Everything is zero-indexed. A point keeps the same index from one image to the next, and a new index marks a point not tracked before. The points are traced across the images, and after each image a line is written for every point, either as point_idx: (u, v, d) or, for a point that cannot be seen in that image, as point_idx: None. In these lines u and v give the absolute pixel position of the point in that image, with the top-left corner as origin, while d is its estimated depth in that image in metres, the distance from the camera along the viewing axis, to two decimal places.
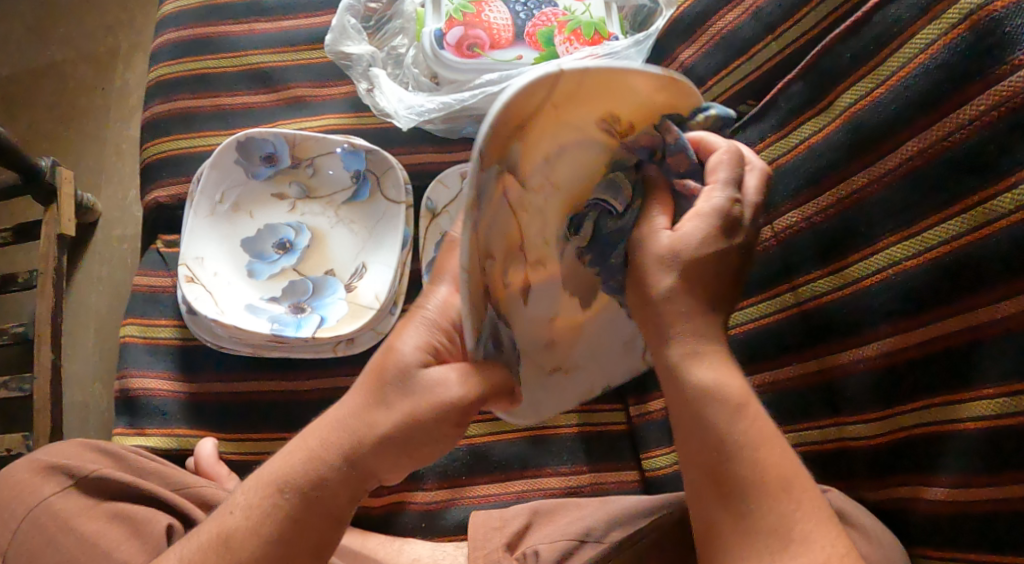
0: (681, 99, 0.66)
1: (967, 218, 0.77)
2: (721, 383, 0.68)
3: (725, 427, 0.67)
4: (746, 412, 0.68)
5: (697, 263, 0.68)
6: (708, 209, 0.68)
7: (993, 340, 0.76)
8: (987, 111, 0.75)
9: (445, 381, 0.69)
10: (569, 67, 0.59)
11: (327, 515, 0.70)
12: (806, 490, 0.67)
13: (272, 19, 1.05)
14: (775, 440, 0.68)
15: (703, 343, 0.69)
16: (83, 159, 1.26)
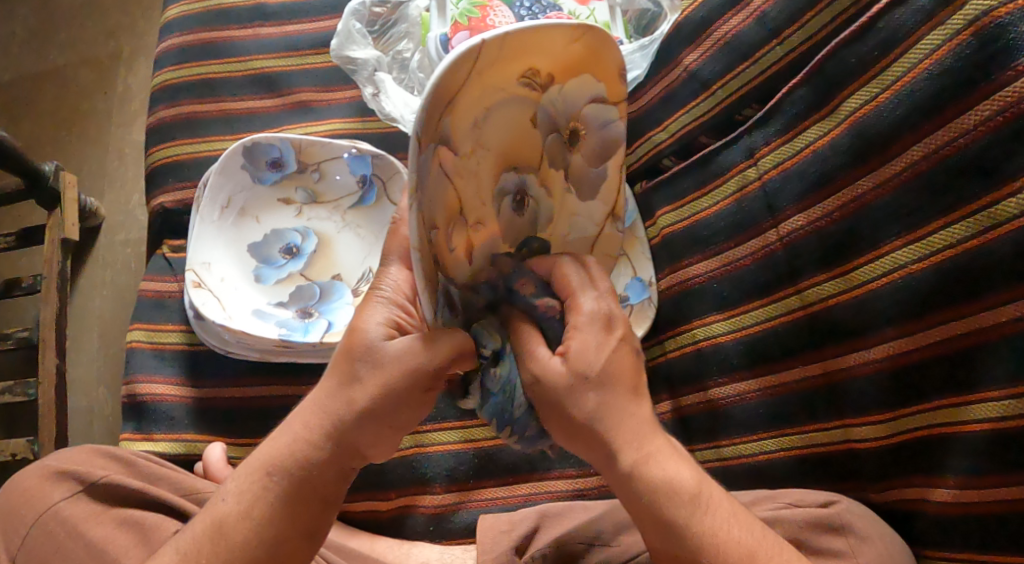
0: (597, 50, 0.66)
1: (971, 222, 0.77)
2: (673, 475, 0.69)
3: (688, 520, 0.68)
4: (700, 502, 0.69)
5: (609, 368, 0.69)
6: (587, 312, 0.69)
7: (997, 343, 0.77)
8: (992, 116, 0.76)
9: (409, 352, 0.70)
10: (491, 36, 0.60)
11: (316, 493, 0.72)
12: (774, 558, 0.69)
13: (276, 24, 1.05)
14: (732, 519, 0.70)
15: (644, 441, 0.69)
16: (85, 164, 1.26)
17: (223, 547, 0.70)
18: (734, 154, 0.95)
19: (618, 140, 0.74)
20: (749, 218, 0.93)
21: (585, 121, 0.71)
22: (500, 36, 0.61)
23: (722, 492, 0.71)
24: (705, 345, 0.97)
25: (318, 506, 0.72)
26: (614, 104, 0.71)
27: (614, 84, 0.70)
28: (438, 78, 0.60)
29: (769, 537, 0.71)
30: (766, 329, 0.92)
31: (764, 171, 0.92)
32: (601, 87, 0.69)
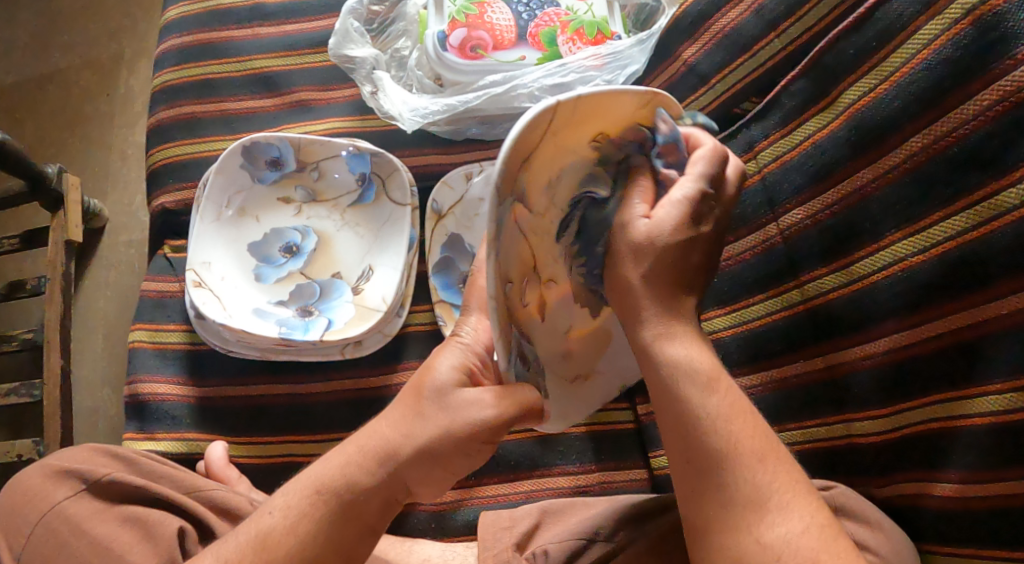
0: (660, 114, 0.69)
1: (971, 213, 0.77)
2: (691, 358, 0.70)
3: (704, 401, 0.69)
4: (717, 387, 0.70)
5: (678, 247, 0.70)
6: (683, 198, 0.69)
7: (999, 335, 0.76)
8: (990, 106, 0.75)
9: (481, 402, 0.71)
10: (566, 98, 0.63)
11: (359, 522, 0.72)
12: (774, 471, 0.68)
13: (275, 23, 1.06)
14: (746, 413, 0.70)
15: (670, 321, 0.71)
16: (88, 166, 1.27)
17: (262, 561, 0.70)
18: (733, 148, 0.94)
19: None
20: (751, 212, 0.93)
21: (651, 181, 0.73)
22: (575, 96, 0.63)
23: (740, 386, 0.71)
24: (706, 342, 0.97)
25: (359, 539, 0.72)
26: None
27: (678, 148, 0.73)
28: (518, 132, 0.62)
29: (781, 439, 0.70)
30: (767, 324, 0.92)
31: (764, 164, 0.91)
32: (669, 150, 0.72)
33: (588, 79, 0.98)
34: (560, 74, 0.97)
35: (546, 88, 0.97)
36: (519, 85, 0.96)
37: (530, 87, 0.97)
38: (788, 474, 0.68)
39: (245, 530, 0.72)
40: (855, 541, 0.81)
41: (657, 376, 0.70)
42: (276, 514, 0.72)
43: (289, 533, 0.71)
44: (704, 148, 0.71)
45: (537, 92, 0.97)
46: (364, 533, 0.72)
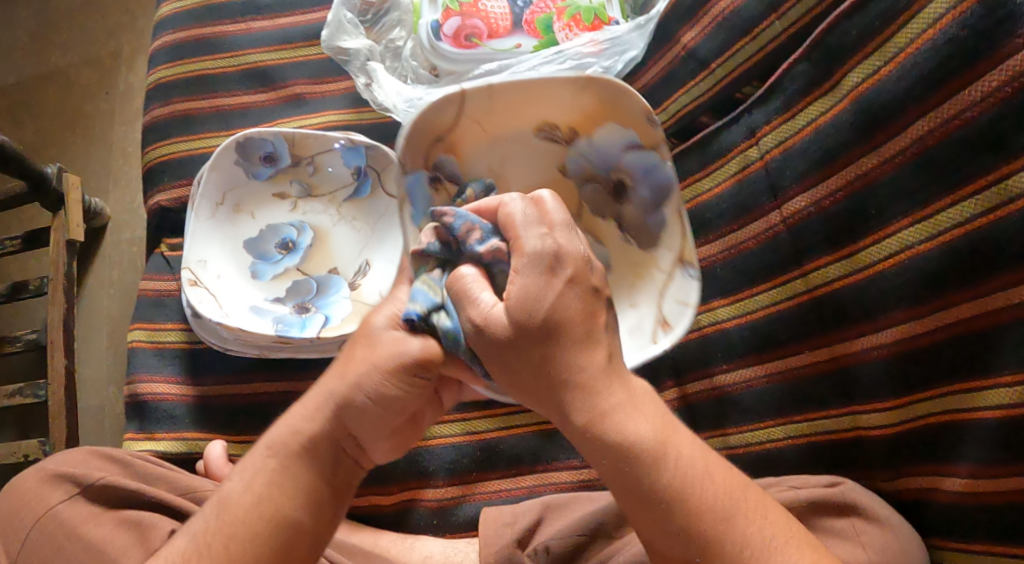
0: (609, 97, 0.81)
1: (979, 199, 0.74)
2: (631, 436, 0.66)
3: (658, 478, 0.65)
4: (666, 461, 0.66)
5: (548, 316, 0.65)
6: (524, 254, 0.66)
7: (1008, 325, 0.74)
8: (998, 88, 0.72)
9: (407, 343, 0.71)
10: (473, 85, 0.82)
11: (310, 467, 0.71)
12: (749, 524, 0.66)
13: (268, 17, 1.04)
14: (703, 474, 0.66)
15: (602, 404, 0.66)
16: (90, 164, 1.27)
17: (224, 523, 0.69)
18: (735, 134, 0.91)
19: (669, 185, 0.82)
20: (752, 200, 0.90)
21: (627, 172, 0.84)
22: (484, 84, 0.81)
23: (690, 442, 0.67)
24: (710, 332, 0.94)
25: (320, 494, 0.71)
26: (651, 147, 0.82)
27: (642, 128, 0.81)
28: (418, 112, 0.82)
29: (749, 494, 0.67)
30: (771, 314, 0.89)
31: (766, 150, 0.89)
32: (630, 132, 0.82)
33: (586, 66, 0.96)
34: (556, 61, 0.95)
35: None
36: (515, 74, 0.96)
37: None
38: (762, 526, 0.66)
39: (212, 510, 0.71)
40: (862, 542, 0.79)
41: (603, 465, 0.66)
42: (236, 480, 0.71)
43: (250, 494, 0.70)
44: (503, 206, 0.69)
45: None
46: (324, 486, 0.72)
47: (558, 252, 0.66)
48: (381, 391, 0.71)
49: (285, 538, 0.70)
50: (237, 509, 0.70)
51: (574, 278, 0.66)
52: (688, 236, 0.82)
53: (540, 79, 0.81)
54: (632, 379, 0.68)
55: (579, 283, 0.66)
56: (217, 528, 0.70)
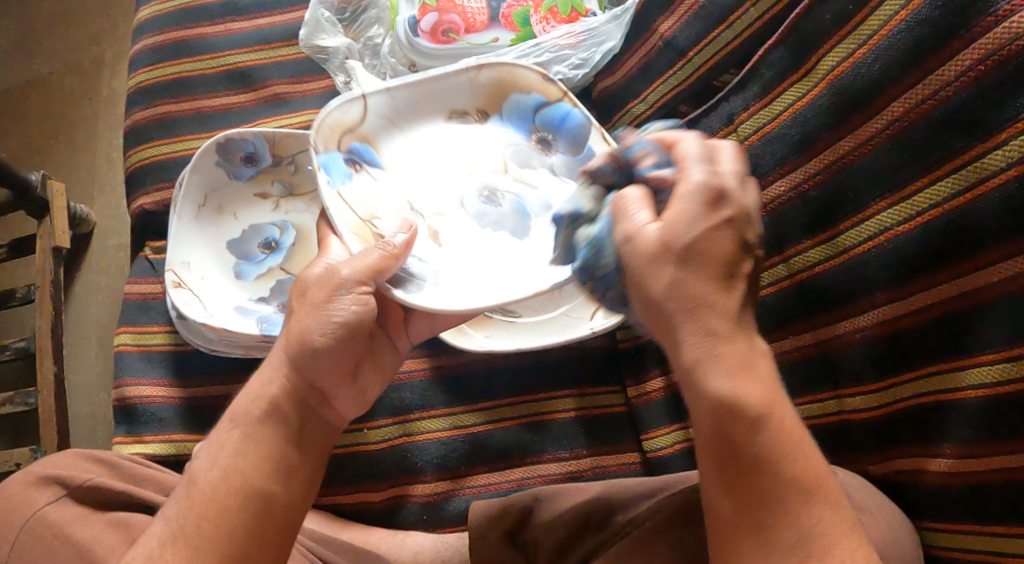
0: (502, 75, 0.93)
1: (956, 179, 0.74)
2: (739, 391, 0.64)
3: (756, 436, 0.64)
4: (768, 422, 0.64)
5: (699, 244, 0.66)
6: (692, 186, 0.67)
7: (990, 304, 0.73)
8: (971, 66, 0.72)
9: (338, 271, 0.77)
10: (378, 90, 0.89)
11: (272, 431, 0.73)
12: (825, 503, 0.64)
13: (247, 18, 1.04)
14: (802, 446, 0.65)
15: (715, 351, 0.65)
16: (74, 170, 1.27)
17: (195, 502, 0.70)
18: (713, 122, 0.91)
19: (588, 126, 0.94)
20: None
21: (545, 127, 0.95)
22: (384, 88, 0.89)
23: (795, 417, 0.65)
24: None
25: (285, 459, 0.73)
26: (559, 100, 0.94)
27: (543, 88, 0.94)
28: (325, 115, 0.85)
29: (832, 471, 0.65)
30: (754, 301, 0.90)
31: (745, 137, 0.89)
32: (535, 95, 0.94)
33: (563, 58, 0.99)
34: (534, 55, 0.99)
35: None
36: None
37: None
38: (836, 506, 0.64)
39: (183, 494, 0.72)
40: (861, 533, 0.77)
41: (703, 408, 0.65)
42: (202, 462, 0.73)
43: (216, 472, 0.71)
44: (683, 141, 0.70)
45: None
46: (288, 451, 0.73)
47: (722, 190, 0.67)
48: (328, 343, 0.75)
49: (257, 511, 0.70)
50: (205, 488, 0.71)
51: (732, 219, 0.66)
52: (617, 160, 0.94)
53: (431, 76, 0.91)
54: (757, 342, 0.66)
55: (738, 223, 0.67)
56: (190, 511, 0.70)
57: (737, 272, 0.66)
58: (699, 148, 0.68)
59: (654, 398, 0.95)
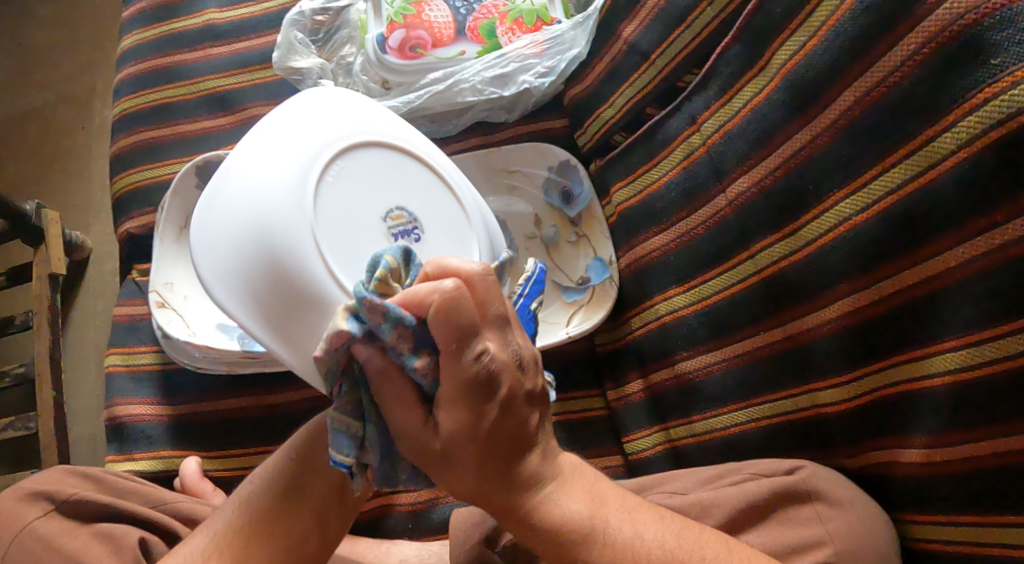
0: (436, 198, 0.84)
1: (907, 165, 0.74)
2: (567, 516, 0.71)
3: (586, 558, 0.71)
4: (595, 538, 0.71)
5: (485, 433, 0.70)
6: (461, 375, 0.68)
7: (949, 289, 0.73)
8: (917, 50, 0.73)
9: None
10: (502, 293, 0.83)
11: (321, 481, 0.79)
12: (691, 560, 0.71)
13: (225, 42, 1.07)
14: (628, 517, 0.72)
15: (531, 491, 0.72)
16: (68, 199, 1.32)
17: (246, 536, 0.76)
18: (678, 123, 0.92)
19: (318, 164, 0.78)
20: (698, 185, 0.90)
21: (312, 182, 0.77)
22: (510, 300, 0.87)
23: (621, 514, 0.72)
24: (668, 321, 0.95)
25: (330, 496, 0.79)
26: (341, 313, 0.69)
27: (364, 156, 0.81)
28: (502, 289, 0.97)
29: (684, 544, 0.72)
30: (725, 298, 0.89)
31: (708, 135, 0.89)
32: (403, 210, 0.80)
33: (529, 67, 0.99)
34: (500, 65, 0.98)
35: (488, 81, 0.99)
36: (461, 81, 0.98)
37: (472, 81, 0.99)
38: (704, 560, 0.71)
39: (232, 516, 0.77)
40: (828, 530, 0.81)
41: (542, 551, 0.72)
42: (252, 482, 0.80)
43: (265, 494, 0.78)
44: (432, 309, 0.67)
45: (479, 86, 0.99)
46: (333, 489, 0.79)
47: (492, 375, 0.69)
48: None
49: (293, 540, 0.77)
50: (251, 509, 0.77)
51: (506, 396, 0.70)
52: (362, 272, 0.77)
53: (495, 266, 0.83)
54: (563, 463, 0.74)
55: (514, 397, 0.71)
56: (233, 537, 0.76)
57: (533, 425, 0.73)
58: (456, 326, 0.67)
59: (634, 399, 0.99)
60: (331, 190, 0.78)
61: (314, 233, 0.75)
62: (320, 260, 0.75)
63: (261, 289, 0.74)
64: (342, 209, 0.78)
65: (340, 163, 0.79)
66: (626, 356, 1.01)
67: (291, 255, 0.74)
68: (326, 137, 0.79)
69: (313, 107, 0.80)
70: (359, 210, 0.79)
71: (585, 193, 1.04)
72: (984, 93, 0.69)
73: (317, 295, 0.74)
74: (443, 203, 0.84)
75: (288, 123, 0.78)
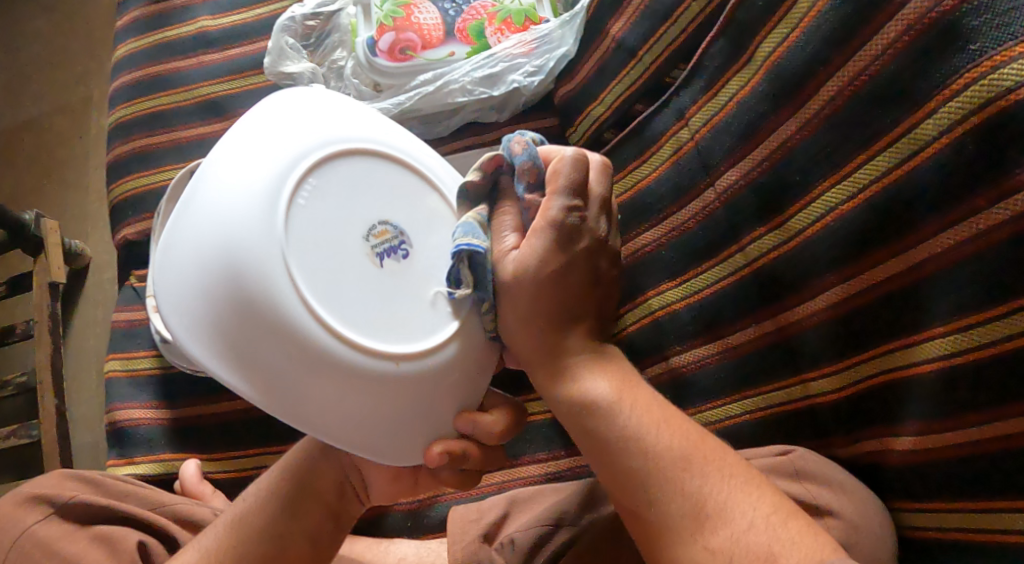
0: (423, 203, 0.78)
1: (891, 153, 0.74)
2: (598, 392, 0.73)
3: (609, 431, 0.71)
4: (620, 413, 0.72)
5: (551, 278, 0.72)
6: (554, 217, 0.71)
7: (936, 276, 0.73)
8: (897, 38, 0.73)
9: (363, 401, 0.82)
10: None
11: (318, 497, 0.80)
12: (709, 461, 0.70)
13: (218, 49, 1.09)
14: (658, 409, 0.72)
15: (570, 355, 0.75)
16: (67, 208, 1.33)
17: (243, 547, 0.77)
18: (666, 118, 0.92)
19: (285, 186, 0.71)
20: (687, 180, 0.91)
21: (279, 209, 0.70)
22: None
23: (651, 406, 0.73)
24: (661, 315, 0.95)
25: (325, 520, 0.80)
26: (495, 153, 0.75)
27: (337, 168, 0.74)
28: None
29: (706, 440, 0.71)
30: (717, 291, 0.90)
31: (696, 130, 0.90)
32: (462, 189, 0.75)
33: (517, 67, 1.01)
34: (488, 66, 1.00)
35: (478, 81, 1.00)
36: (451, 81, 1.00)
37: (462, 82, 1.00)
38: (721, 463, 0.70)
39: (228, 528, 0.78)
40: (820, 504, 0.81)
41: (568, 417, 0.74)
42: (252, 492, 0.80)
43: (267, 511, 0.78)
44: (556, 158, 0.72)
45: (469, 86, 1.00)
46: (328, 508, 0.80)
47: (578, 229, 0.72)
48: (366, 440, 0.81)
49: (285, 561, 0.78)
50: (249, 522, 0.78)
51: (588, 252, 0.73)
52: (343, 299, 0.71)
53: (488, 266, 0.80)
54: (614, 352, 0.77)
55: (589, 256, 0.74)
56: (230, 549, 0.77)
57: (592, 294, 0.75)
58: (570, 174, 0.71)
59: None
60: (306, 213, 0.71)
61: (288, 264, 0.69)
62: (296, 294, 0.69)
63: (234, 330, 0.69)
64: (319, 231, 0.72)
65: (313, 180, 0.73)
66: None
67: (264, 292, 0.69)
68: (294, 156, 0.72)
69: (278, 121, 0.73)
70: (338, 231, 0.73)
71: None
72: (964, 79, 0.69)
73: (297, 334, 0.69)
74: (428, 210, 0.78)
75: (250, 142, 0.72)
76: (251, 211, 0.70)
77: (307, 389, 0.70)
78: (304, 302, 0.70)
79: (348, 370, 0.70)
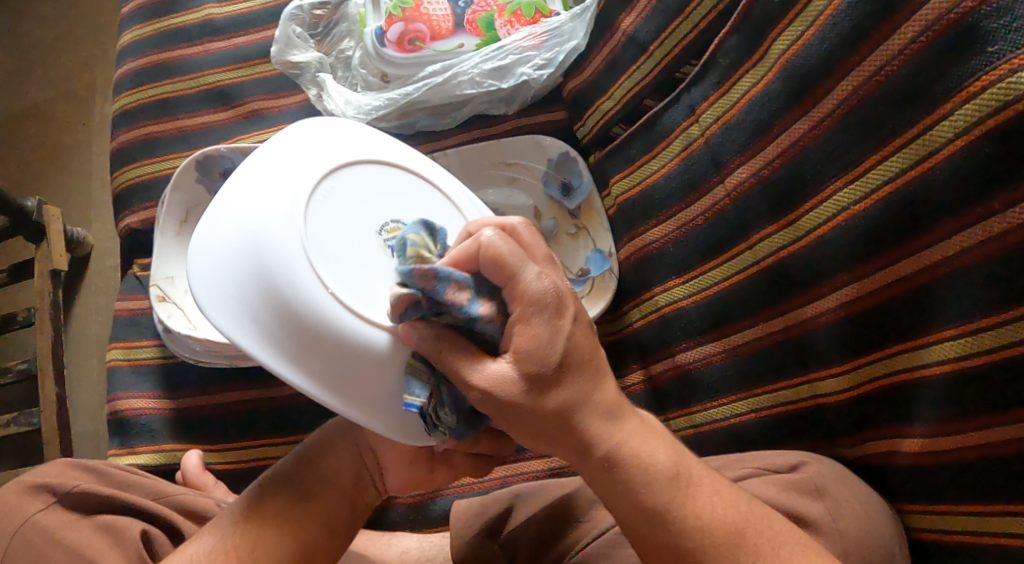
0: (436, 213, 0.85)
1: (906, 153, 0.74)
2: (650, 460, 0.70)
3: (665, 506, 0.69)
4: (678, 485, 0.70)
5: (571, 354, 0.70)
6: (529, 297, 0.70)
7: (949, 278, 0.73)
8: (914, 38, 0.72)
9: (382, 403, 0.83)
10: None
11: (337, 483, 0.80)
12: (762, 535, 0.69)
13: (224, 37, 1.08)
14: (709, 478, 0.71)
15: (618, 422, 0.71)
16: (70, 196, 1.33)
17: (264, 526, 0.75)
18: (677, 113, 0.92)
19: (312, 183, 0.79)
20: (696, 176, 0.90)
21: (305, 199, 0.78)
22: None
23: (703, 472, 0.72)
24: (668, 311, 0.95)
25: (341, 507, 0.79)
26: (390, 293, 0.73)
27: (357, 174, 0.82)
28: None
29: (756, 510, 0.70)
30: (725, 290, 0.89)
31: (707, 126, 0.89)
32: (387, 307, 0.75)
33: (527, 59, 0.99)
34: (498, 58, 0.98)
35: (487, 74, 0.99)
36: (459, 73, 0.98)
37: (471, 74, 0.99)
38: (772, 535, 0.70)
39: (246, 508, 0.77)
40: (838, 530, 0.78)
41: (614, 486, 0.70)
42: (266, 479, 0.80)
43: (281, 494, 0.78)
44: (489, 247, 0.70)
45: (478, 78, 0.99)
46: (347, 494, 0.80)
47: (557, 294, 0.71)
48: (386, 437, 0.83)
49: (304, 545, 0.76)
50: (268, 504, 0.77)
51: (575, 319, 0.71)
52: (359, 284, 0.77)
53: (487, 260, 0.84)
54: (647, 416, 0.74)
55: (580, 320, 0.72)
56: (249, 527, 0.75)
57: (605, 366, 0.73)
58: (511, 252, 0.70)
59: (634, 390, 0.99)
60: (323, 208, 0.79)
61: (307, 246, 0.76)
62: (314, 276, 0.75)
63: (257, 303, 0.75)
64: (336, 223, 0.79)
65: (332, 182, 0.80)
66: (626, 347, 1.01)
67: (284, 270, 0.75)
68: (315, 162, 0.80)
69: (304, 136, 0.82)
70: (353, 225, 0.80)
71: (585, 185, 1.04)
72: (982, 81, 0.69)
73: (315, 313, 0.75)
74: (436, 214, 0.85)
75: (280, 150, 0.81)
76: (279, 198, 0.77)
77: (325, 364, 0.75)
78: (321, 281, 0.75)
79: (358, 344, 0.75)
